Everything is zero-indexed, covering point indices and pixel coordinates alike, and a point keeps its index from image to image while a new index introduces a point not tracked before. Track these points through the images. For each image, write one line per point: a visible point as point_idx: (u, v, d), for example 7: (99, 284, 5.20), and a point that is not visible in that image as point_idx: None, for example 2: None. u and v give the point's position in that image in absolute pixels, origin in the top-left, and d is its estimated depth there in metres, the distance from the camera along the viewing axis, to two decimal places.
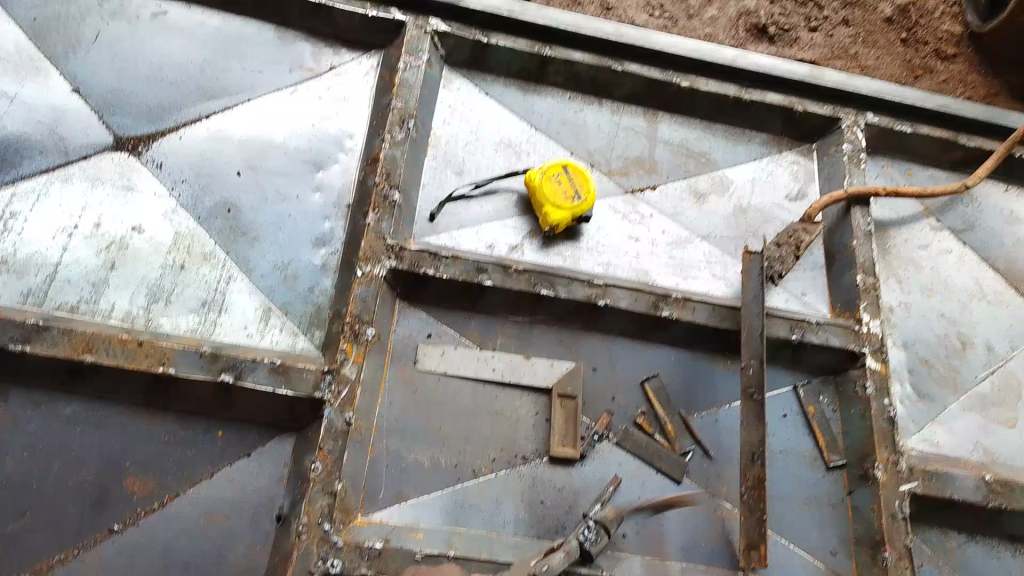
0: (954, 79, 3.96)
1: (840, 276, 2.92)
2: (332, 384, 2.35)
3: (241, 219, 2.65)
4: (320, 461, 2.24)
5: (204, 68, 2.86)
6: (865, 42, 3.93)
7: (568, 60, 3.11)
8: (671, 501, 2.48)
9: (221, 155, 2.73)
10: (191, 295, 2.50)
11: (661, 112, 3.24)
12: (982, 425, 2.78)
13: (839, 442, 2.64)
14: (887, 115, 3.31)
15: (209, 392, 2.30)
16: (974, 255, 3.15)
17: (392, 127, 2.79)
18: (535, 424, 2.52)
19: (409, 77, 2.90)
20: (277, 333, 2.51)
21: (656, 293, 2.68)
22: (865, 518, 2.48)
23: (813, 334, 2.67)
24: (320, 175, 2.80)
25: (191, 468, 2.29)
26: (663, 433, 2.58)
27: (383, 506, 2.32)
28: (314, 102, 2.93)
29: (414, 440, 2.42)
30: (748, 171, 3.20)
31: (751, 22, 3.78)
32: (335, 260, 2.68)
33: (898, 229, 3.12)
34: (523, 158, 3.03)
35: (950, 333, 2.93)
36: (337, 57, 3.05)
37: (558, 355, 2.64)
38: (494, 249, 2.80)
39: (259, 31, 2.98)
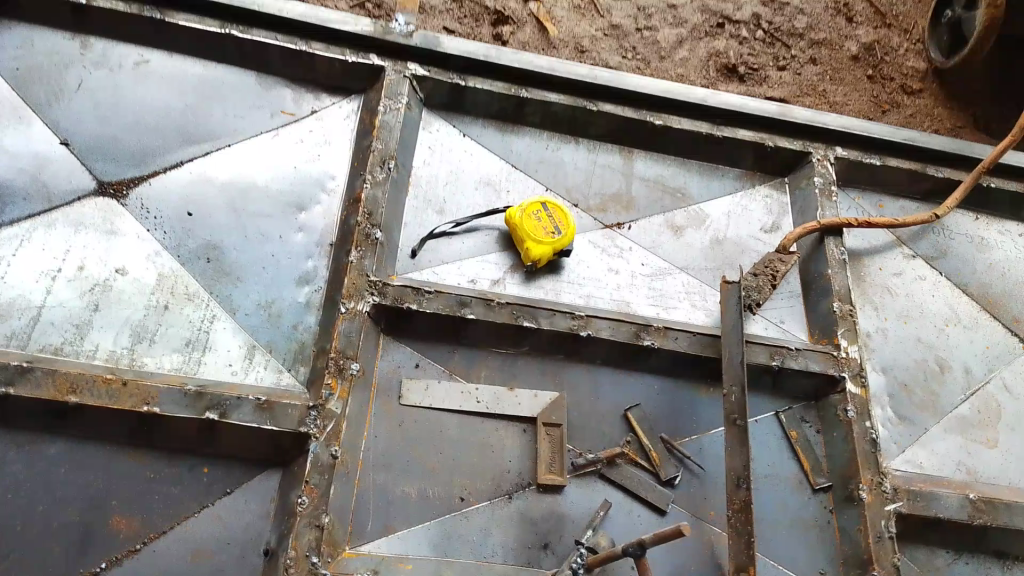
0: (921, 112, 4.11)
1: (817, 303, 2.97)
2: (316, 419, 2.35)
3: (225, 260, 2.68)
4: (306, 495, 2.24)
5: (187, 114, 2.92)
6: (832, 79, 4.07)
7: (545, 100, 3.19)
8: (657, 529, 2.49)
9: (205, 197, 2.77)
10: (174, 334, 2.51)
11: (637, 149, 3.32)
12: (963, 447, 2.82)
13: (823, 464, 2.67)
14: (855, 148, 3.40)
15: (194, 429, 2.30)
16: (947, 281, 3.22)
17: (373, 167, 2.85)
18: (521, 453, 2.53)
19: (389, 120, 2.97)
20: (261, 370, 2.52)
21: (638, 322, 2.74)
22: (851, 538, 2.50)
23: (792, 359, 2.72)
24: (303, 215, 2.85)
25: (174, 508, 2.27)
26: (648, 460, 2.58)
27: (371, 538, 2.32)
28: (295, 145, 2.98)
29: (401, 473, 2.42)
30: (724, 204, 3.27)
31: (721, 62, 3.92)
32: (319, 297, 2.71)
33: (872, 257, 3.19)
34: (504, 196, 3.09)
35: (928, 357, 2.99)
36: (318, 101, 3.12)
37: (542, 386, 2.67)
38: (476, 283, 2.84)
39: (241, 77, 3.06)
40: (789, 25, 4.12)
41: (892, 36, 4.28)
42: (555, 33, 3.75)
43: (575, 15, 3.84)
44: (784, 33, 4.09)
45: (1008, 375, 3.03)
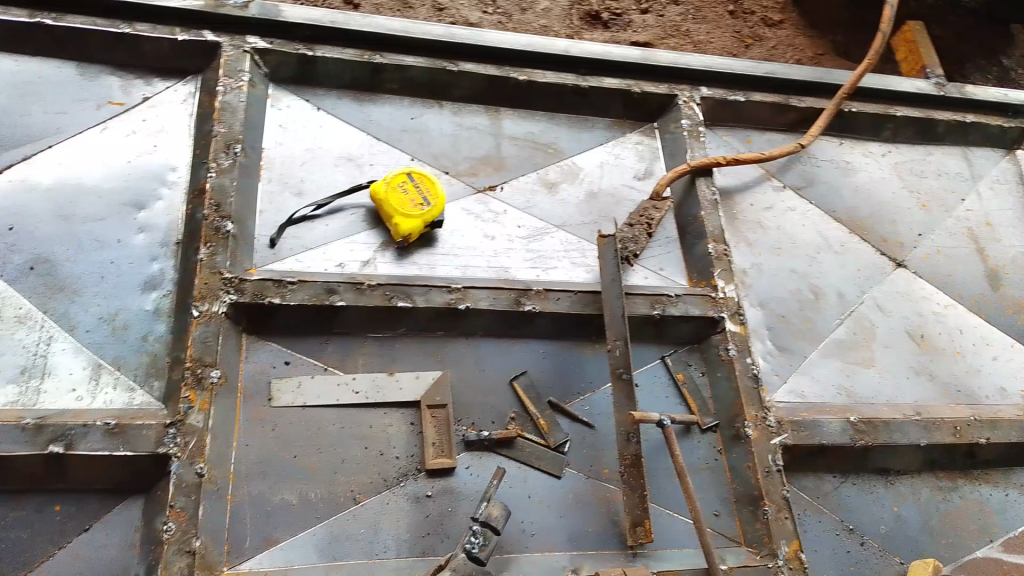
0: (783, 43, 4.13)
1: (694, 244, 2.95)
2: (176, 436, 2.15)
3: (59, 273, 2.43)
4: (172, 520, 2.03)
5: (0, 115, 2.64)
6: (695, 18, 4.05)
7: (401, 64, 3.04)
8: (553, 495, 2.42)
9: (30, 206, 2.52)
10: (5, 362, 2.24)
11: (503, 108, 3.20)
12: (844, 370, 2.89)
13: (710, 405, 2.67)
14: (720, 86, 3.38)
15: (37, 466, 2.07)
16: (816, 209, 3.27)
17: (217, 153, 2.64)
18: (407, 440, 2.42)
19: (230, 101, 2.76)
20: (111, 392, 2.27)
21: (516, 289, 2.67)
22: (742, 476, 2.52)
23: (673, 306, 2.70)
24: (144, 214, 2.60)
25: (21, 557, 2.03)
26: (538, 430, 2.51)
27: (252, 555, 2.12)
28: (127, 138, 2.73)
29: (278, 480, 2.25)
30: (596, 155, 3.19)
31: (584, 10, 3.84)
32: (169, 303, 2.47)
33: (742, 194, 3.20)
34: (366, 171, 2.92)
35: (803, 286, 3.03)
36: (151, 87, 2.86)
37: (424, 365, 2.56)
38: (344, 267, 2.68)
39: (60, 69, 2.79)
40: None
41: None
42: None
43: None
44: None
45: (879, 295, 3.11)
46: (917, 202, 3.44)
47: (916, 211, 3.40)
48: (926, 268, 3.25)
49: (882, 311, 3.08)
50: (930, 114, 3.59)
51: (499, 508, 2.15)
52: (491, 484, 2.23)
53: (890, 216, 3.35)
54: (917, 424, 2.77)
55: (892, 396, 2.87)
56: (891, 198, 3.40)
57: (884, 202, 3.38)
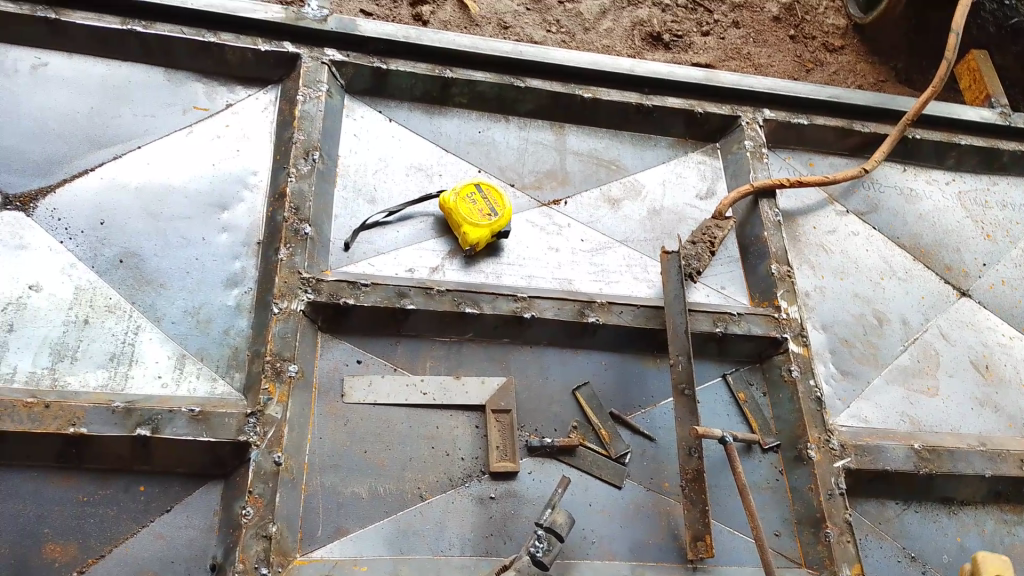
0: (845, 68, 4.18)
1: (756, 266, 2.98)
2: (256, 426, 2.28)
3: (146, 266, 2.55)
4: (251, 505, 2.17)
5: (93, 117, 2.76)
6: (757, 41, 4.08)
7: (471, 79, 3.11)
8: (615, 506, 2.47)
9: (119, 204, 2.63)
10: (98, 349, 2.38)
11: (568, 124, 3.26)
12: (907, 396, 2.88)
13: (771, 425, 2.69)
14: (782, 110, 3.41)
15: (126, 447, 2.21)
16: (880, 235, 3.28)
17: (296, 159, 2.74)
18: (472, 442, 2.50)
19: (309, 109, 2.86)
20: (194, 380, 2.41)
21: (580, 300, 2.72)
22: (804, 497, 2.53)
23: (735, 324, 2.73)
24: (226, 215, 2.71)
25: (112, 531, 2.18)
26: (599, 440, 2.56)
27: (323, 542, 2.25)
28: (210, 142, 2.84)
29: (349, 472, 2.36)
30: (659, 173, 3.24)
31: (646, 30, 3.89)
32: (250, 299, 2.59)
33: (806, 217, 3.22)
34: (436, 180, 3.00)
35: (866, 311, 3.04)
36: (233, 94, 2.96)
37: (488, 371, 2.63)
38: (414, 272, 2.77)
39: (148, 74, 2.90)
40: None
41: None
42: (477, 11, 3.66)
43: None
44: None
45: (944, 323, 3.11)
46: (981, 231, 3.43)
47: (980, 241, 3.40)
48: (991, 299, 3.25)
49: (946, 339, 3.07)
50: (996, 144, 3.57)
51: (563, 515, 2.24)
52: (554, 491, 2.30)
53: (954, 244, 3.34)
54: (983, 455, 2.74)
55: (955, 426, 2.86)
56: (955, 226, 3.40)
57: (948, 230, 3.38)
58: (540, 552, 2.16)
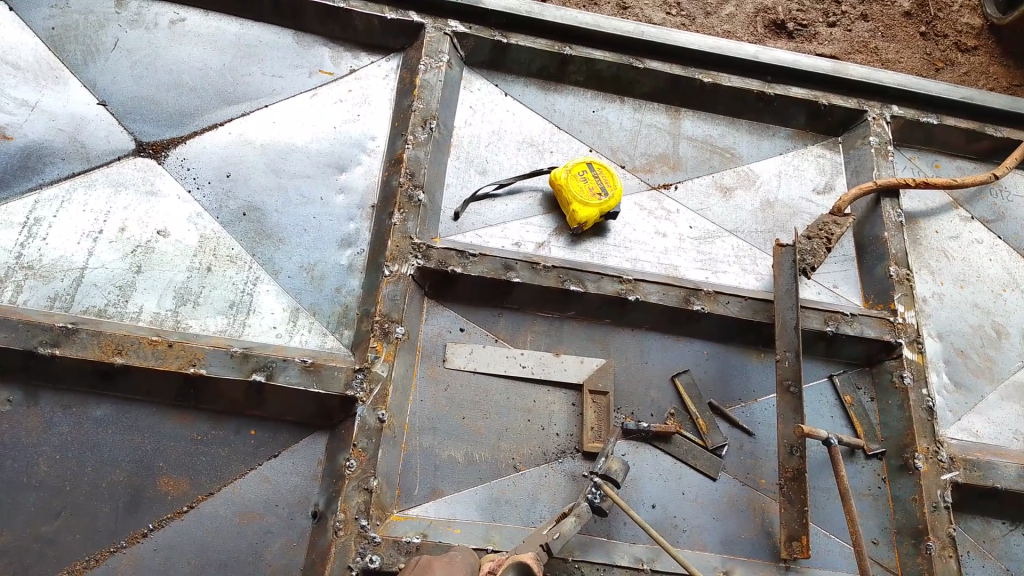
0: (977, 70, 3.96)
1: (871, 267, 2.88)
2: (363, 382, 2.33)
3: (267, 221, 2.64)
4: (355, 458, 2.23)
5: (225, 73, 2.86)
6: (885, 36, 3.92)
7: (590, 57, 3.08)
8: (708, 496, 2.44)
9: (244, 159, 2.72)
10: (218, 296, 2.48)
11: (684, 108, 3.21)
12: (1022, 415, 2.75)
13: (878, 431, 2.61)
14: (911, 107, 3.26)
15: (240, 392, 2.30)
16: (1005, 245, 3.11)
17: (414, 127, 2.78)
18: (567, 419, 2.51)
19: (430, 78, 2.89)
20: (306, 333, 2.49)
21: (686, 287, 2.67)
22: (906, 507, 2.45)
23: (847, 325, 2.64)
24: (344, 176, 2.78)
25: (220, 470, 2.28)
26: (696, 430, 2.53)
27: (419, 502, 2.30)
28: (333, 104, 2.91)
29: (446, 436, 2.41)
30: (774, 164, 3.15)
31: (769, 18, 3.78)
32: (362, 260, 2.66)
33: (928, 220, 3.08)
34: (547, 157, 3.00)
35: (985, 323, 2.90)
36: (356, 60, 3.03)
37: (588, 350, 2.62)
38: (521, 246, 2.78)
39: (278, 36, 2.99)
40: None
41: None
42: None
43: None
44: None
45: None
46: None
47: None
48: None
49: None
50: None
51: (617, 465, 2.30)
52: (608, 442, 2.37)
53: None
54: None
55: None
56: None
57: None
58: (598, 499, 2.22)
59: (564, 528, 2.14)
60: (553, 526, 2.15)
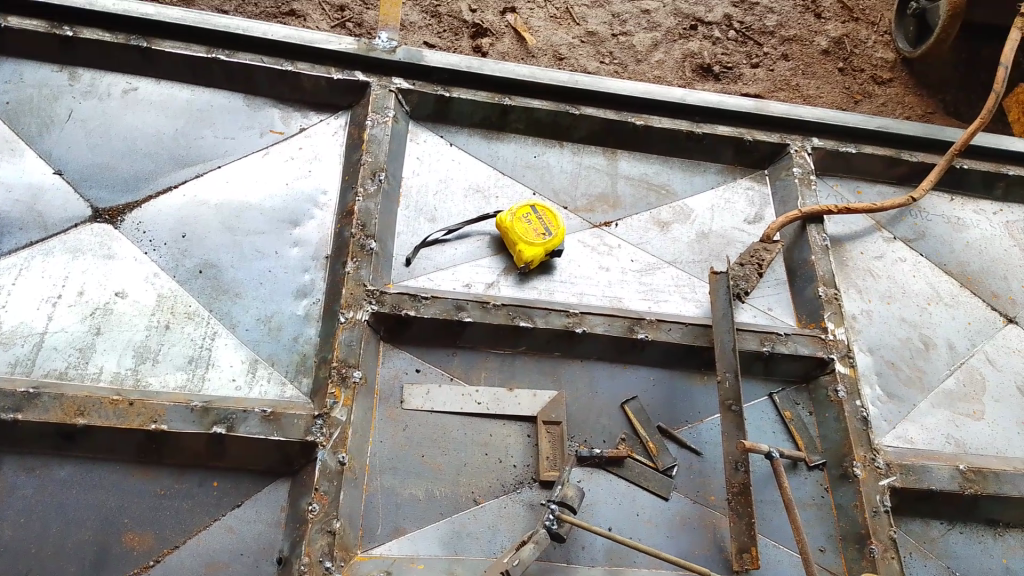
0: (893, 100, 4.23)
1: (803, 289, 3.06)
2: (323, 427, 2.41)
3: (223, 277, 2.73)
4: (317, 501, 2.30)
5: (178, 138, 2.98)
6: (805, 74, 4.19)
7: (528, 106, 3.26)
8: (661, 517, 2.55)
9: (199, 219, 2.82)
10: (177, 353, 2.56)
11: (620, 149, 3.39)
12: (953, 420, 2.91)
13: (818, 444, 2.75)
14: (831, 138, 3.49)
15: (202, 444, 2.37)
16: (927, 261, 3.32)
17: (363, 180, 2.91)
18: (523, 451, 2.61)
19: (377, 134, 3.03)
20: (265, 384, 2.57)
21: (630, 317, 2.82)
22: (849, 514, 2.57)
23: (782, 344, 2.81)
24: (297, 230, 2.89)
25: (186, 522, 2.33)
26: (647, 453, 2.64)
27: (382, 541, 2.37)
28: (284, 162, 3.03)
29: (407, 475, 2.49)
30: (707, 198, 3.34)
31: (696, 63, 4.03)
32: (317, 309, 2.75)
33: (853, 243, 3.28)
34: (493, 202, 3.14)
35: (912, 335, 3.09)
36: (305, 119, 3.17)
37: (540, 384, 2.74)
38: (471, 287, 2.90)
39: (228, 100, 3.12)
40: (760, 24, 4.25)
41: (860, 30, 4.41)
42: (533, 43, 3.87)
43: (552, 24, 3.96)
44: (755, 31, 4.22)
45: (991, 349, 3.13)
46: None
47: None
48: None
49: (993, 365, 3.09)
50: None
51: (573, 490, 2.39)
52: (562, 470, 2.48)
53: (1001, 272, 3.37)
54: None
55: (1001, 450, 2.88)
56: (1002, 255, 3.42)
57: (995, 259, 3.40)
58: (555, 526, 2.31)
59: (524, 555, 2.22)
60: (512, 553, 2.23)
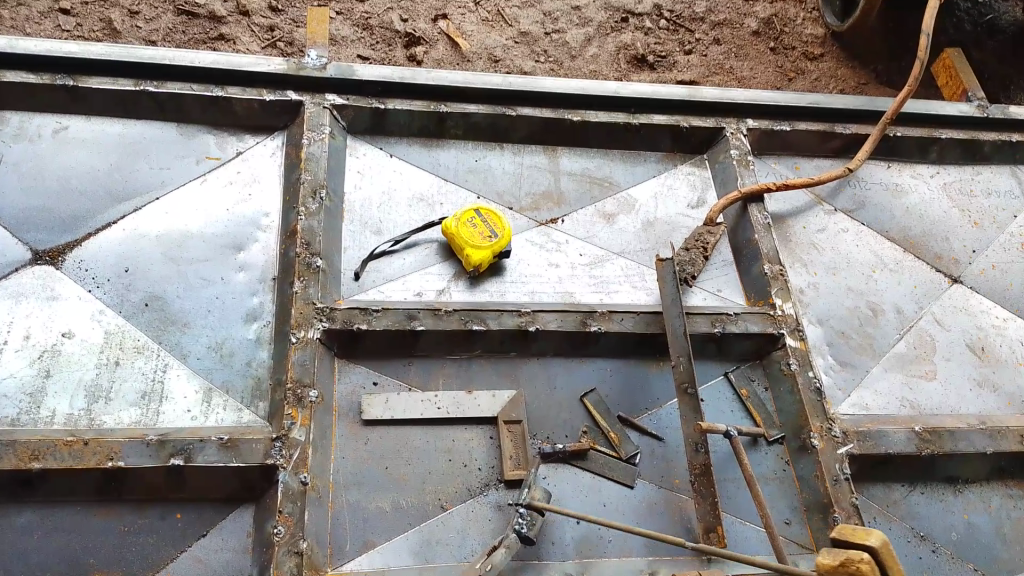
0: (826, 75, 4.35)
1: (749, 268, 3.11)
2: (282, 449, 2.40)
3: (170, 308, 2.70)
4: (282, 524, 2.29)
5: (114, 173, 2.94)
6: (738, 56, 4.26)
7: (465, 112, 3.28)
8: (628, 504, 2.57)
9: (141, 253, 2.79)
10: (130, 388, 2.53)
11: (561, 146, 3.42)
12: (906, 383, 2.98)
13: (775, 418, 2.80)
14: (765, 119, 3.56)
15: (160, 478, 2.34)
16: (869, 230, 3.40)
17: (305, 199, 2.90)
18: (487, 453, 2.61)
19: (315, 151, 3.03)
20: (221, 412, 2.55)
21: (582, 311, 2.85)
22: (811, 485, 2.62)
23: (733, 324, 2.85)
24: (242, 254, 2.87)
25: (151, 557, 2.31)
26: (609, 443, 2.67)
27: (352, 556, 2.36)
28: (223, 188, 3.01)
29: (372, 488, 2.48)
30: (650, 187, 3.38)
31: (630, 54, 4.07)
32: (269, 332, 2.74)
33: (795, 218, 3.35)
34: (438, 209, 3.15)
35: (860, 304, 3.15)
36: (242, 142, 3.15)
37: (499, 385, 2.75)
38: (422, 296, 2.90)
39: (162, 130, 3.09)
40: (690, 10, 4.31)
41: (788, 8, 4.49)
42: (467, 47, 3.89)
43: (485, 27, 3.98)
44: (686, 18, 4.28)
45: (937, 310, 3.21)
46: (967, 220, 3.53)
47: (968, 228, 3.50)
48: (982, 284, 3.35)
49: (941, 325, 3.17)
50: (976, 136, 3.69)
51: (539, 492, 2.40)
52: (530, 472, 2.48)
53: (942, 234, 3.45)
54: (983, 433, 2.82)
55: (955, 407, 2.95)
56: (942, 217, 3.51)
57: (935, 221, 3.49)
58: (524, 528, 2.32)
59: (495, 561, 2.26)
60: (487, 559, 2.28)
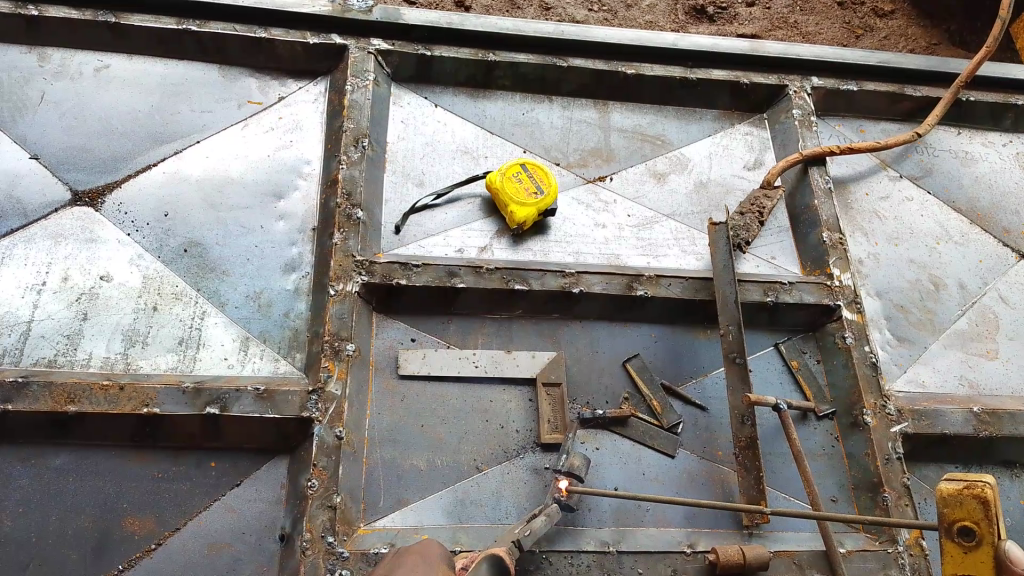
0: (895, 34, 4.10)
1: (807, 235, 2.98)
2: (318, 402, 2.36)
3: (209, 255, 2.66)
4: (316, 477, 2.26)
5: (154, 114, 2.89)
6: (803, 10, 4.02)
7: (513, 61, 3.14)
8: (668, 474, 2.50)
9: (181, 197, 2.75)
10: (167, 334, 2.51)
11: (612, 101, 3.28)
12: (967, 361, 2.83)
13: (827, 392, 2.69)
14: (831, 77, 3.36)
15: (196, 425, 2.33)
16: (935, 199, 3.21)
17: (347, 147, 2.81)
18: (524, 414, 2.55)
19: (357, 98, 2.93)
20: (258, 361, 2.52)
21: (628, 274, 2.74)
22: (861, 463, 2.52)
23: (786, 293, 2.73)
24: (283, 203, 2.81)
25: (185, 505, 2.30)
26: (651, 411, 2.59)
27: (385, 514, 2.33)
28: (265, 133, 2.94)
29: (407, 446, 2.44)
30: (704, 146, 3.23)
31: (689, 4, 3.87)
32: (307, 283, 2.69)
33: (857, 183, 3.18)
34: (482, 163, 3.05)
35: (922, 277, 2.99)
36: (284, 87, 3.07)
37: (539, 346, 2.68)
38: (464, 252, 2.82)
39: (204, 72, 3.02)
40: None
41: None
42: None
43: None
44: None
45: (1003, 286, 3.04)
46: None
47: None
48: None
49: (1006, 302, 3.00)
50: None
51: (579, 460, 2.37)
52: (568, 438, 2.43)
53: (1012, 206, 3.26)
54: None
55: (1016, 389, 2.80)
56: (1013, 188, 3.31)
57: (1005, 192, 3.28)
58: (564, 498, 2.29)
59: (535, 526, 2.19)
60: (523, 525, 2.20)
